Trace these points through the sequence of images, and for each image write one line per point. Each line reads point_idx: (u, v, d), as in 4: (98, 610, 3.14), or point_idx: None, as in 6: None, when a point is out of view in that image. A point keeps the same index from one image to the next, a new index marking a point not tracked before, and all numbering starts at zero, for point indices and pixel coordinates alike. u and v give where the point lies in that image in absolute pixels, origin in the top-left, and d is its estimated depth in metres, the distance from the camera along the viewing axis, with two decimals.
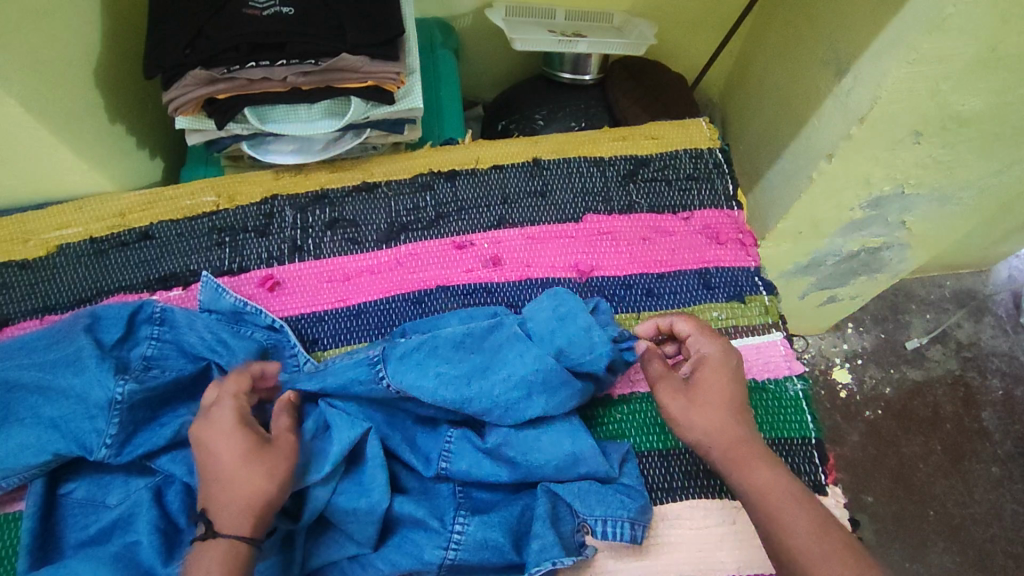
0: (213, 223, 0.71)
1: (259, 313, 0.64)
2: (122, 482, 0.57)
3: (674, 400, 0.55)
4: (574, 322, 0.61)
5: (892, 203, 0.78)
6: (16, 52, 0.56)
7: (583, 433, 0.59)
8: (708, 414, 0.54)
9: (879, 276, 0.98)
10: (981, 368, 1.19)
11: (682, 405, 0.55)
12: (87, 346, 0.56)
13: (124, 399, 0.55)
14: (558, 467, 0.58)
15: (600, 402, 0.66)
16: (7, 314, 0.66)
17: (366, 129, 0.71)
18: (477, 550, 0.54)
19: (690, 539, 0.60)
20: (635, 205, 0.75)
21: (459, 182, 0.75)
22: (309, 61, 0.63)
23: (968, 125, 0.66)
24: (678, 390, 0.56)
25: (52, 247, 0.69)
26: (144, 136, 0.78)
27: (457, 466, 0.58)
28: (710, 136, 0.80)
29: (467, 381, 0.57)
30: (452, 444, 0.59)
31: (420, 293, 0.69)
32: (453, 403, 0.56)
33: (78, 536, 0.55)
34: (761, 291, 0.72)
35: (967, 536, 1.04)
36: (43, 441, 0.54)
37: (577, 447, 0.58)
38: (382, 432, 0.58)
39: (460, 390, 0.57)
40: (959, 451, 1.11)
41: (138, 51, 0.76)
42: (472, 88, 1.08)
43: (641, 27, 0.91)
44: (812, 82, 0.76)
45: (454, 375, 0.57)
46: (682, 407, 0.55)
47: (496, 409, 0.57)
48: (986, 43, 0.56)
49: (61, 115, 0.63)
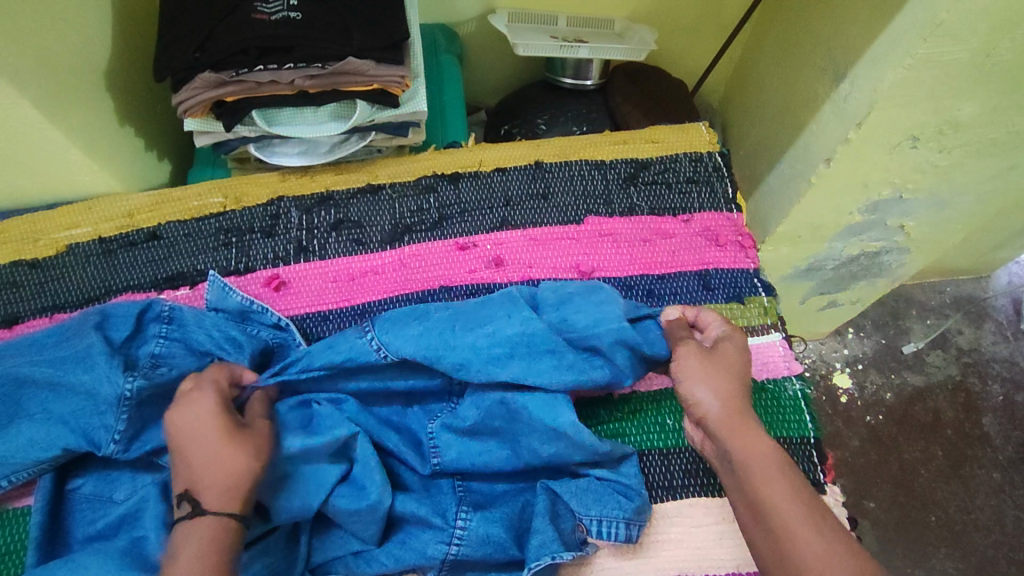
0: (220, 223, 0.72)
1: (266, 311, 0.65)
2: (128, 478, 0.58)
3: (693, 356, 0.57)
4: (573, 295, 0.62)
5: (890, 208, 0.79)
6: (28, 53, 0.58)
7: (564, 404, 0.57)
8: (722, 375, 0.56)
9: (879, 280, 0.99)
10: (981, 374, 1.20)
11: (697, 364, 0.57)
12: (97, 343, 0.57)
13: (133, 395, 0.56)
14: (543, 442, 0.57)
15: (590, 403, 0.66)
16: (17, 313, 0.67)
17: (370, 132, 0.72)
18: (479, 545, 0.55)
19: (689, 537, 0.60)
20: (636, 207, 0.76)
21: (462, 184, 0.76)
22: (316, 65, 0.65)
23: (964, 130, 0.67)
24: (699, 352, 0.57)
25: (61, 246, 0.70)
26: (152, 138, 0.79)
27: (448, 456, 0.58)
28: (709, 140, 0.81)
29: (452, 331, 0.58)
30: (437, 437, 0.59)
31: (424, 293, 0.70)
32: (431, 355, 0.57)
33: (85, 531, 0.56)
34: (760, 292, 0.73)
35: (968, 542, 1.04)
36: (52, 436, 0.55)
37: (552, 415, 0.56)
38: (373, 432, 0.59)
39: (444, 341, 0.58)
40: (960, 457, 1.11)
41: (148, 55, 0.78)
42: (475, 94, 1.09)
43: (642, 33, 0.92)
44: (810, 87, 0.77)
45: (441, 326, 0.59)
46: (698, 365, 0.57)
47: (474, 364, 0.57)
48: (980, 49, 0.57)
49: (72, 117, 0.64)
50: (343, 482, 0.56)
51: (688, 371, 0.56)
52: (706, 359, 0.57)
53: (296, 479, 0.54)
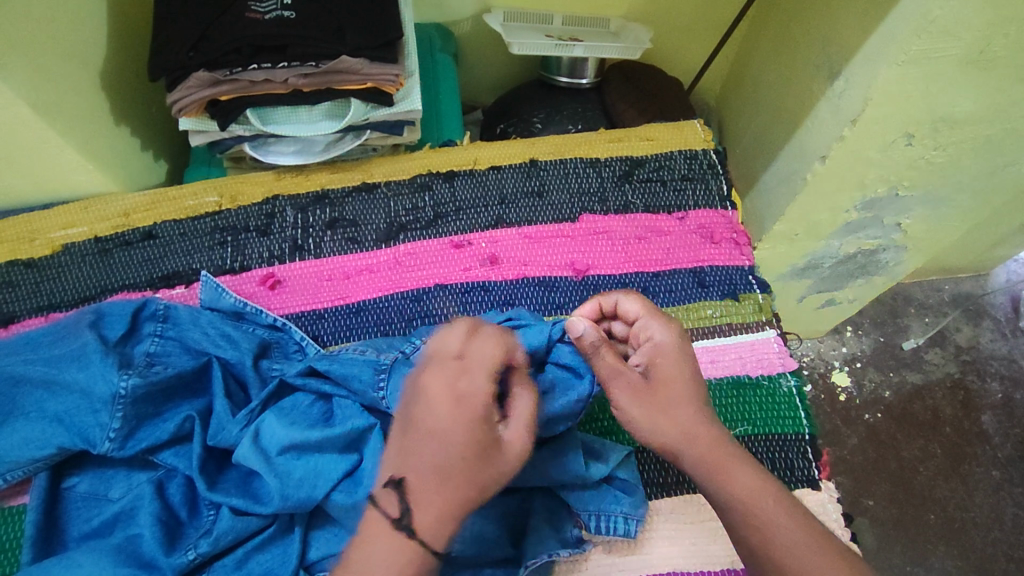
0: (216, 222, 0.72)
1: (261, 312, 0.65)
2: (123, 476, 0.58)
3: (635, 401, 0.53)
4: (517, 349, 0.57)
5: (887, 205, 0.79)
6: (23, 52, 0.58)
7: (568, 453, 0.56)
8: (666, 414, 0.52)
9: (877, 278, 0.99)
10: (980, 371, 1.20)
11: (642, 407, 0.53)
12: (92, 341, 0.57)
13: (128, 394, 0.55)
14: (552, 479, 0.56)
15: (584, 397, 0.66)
16: (14, 312, 0.67)
17: (366, 130, 0.72)
18: (473, 543, 0.54)
19: (683, 534, 0.60)
20: (631, 205, 0.76)
21: (458, 182, 0.76)
22: (309, 64, 0.65)
23: (960, 126, 0.67)
24: (638, 386, 0.53)
25: (57, 246, 0.70)
26: (148, 138, 0.79)
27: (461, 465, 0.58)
28: (704, 138, 0.81)
29: None
30: None
31: (418, 291, 0.70)
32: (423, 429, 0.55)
33: (81, 529, 0.56)
34: (755, 289, 0.73)
35: (968, 539, 1.04)
36: (47, 434, 0.55)
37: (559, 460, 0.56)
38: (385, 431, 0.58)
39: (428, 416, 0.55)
40: (959, 455, 1.11)
41: (143, 54, 0.78)
42: (472, 93, 1.09)
43: (637, 32, 0.92)
44: (804, 85, 0.77)
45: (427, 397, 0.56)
46: (642, 406, 0.53)
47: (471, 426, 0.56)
48: (974, 45, 0.57)
49: (67, 117, 0.64)
50: (345, 478, 0.55)
51: (633, 420, 0.53)
52: (649, 398, 0.53)
53: (308, 469, 0.54)
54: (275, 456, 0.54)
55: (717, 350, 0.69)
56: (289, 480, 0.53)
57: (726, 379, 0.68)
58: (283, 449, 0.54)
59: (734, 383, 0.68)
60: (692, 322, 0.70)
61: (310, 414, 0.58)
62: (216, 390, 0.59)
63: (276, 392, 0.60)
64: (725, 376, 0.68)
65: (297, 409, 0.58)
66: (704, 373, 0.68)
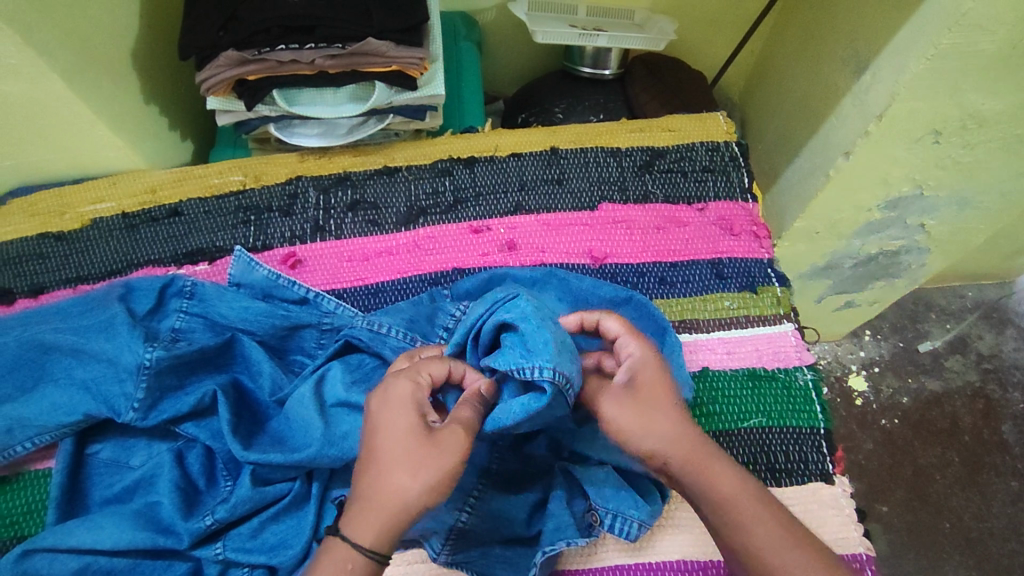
0: (240, 202, 0.74)
1: (291, 285, 0.66)
2: (144, 446, 0.59)
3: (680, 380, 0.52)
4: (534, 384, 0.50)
5: (910, 205, 0.78)
6: (57, 28, 0.59)
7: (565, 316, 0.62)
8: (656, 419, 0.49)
9: (898, 281, 0.97)
10: (1002, 380, 1.17)
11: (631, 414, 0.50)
12: (120, 313, 0.59)
13: (152, 365, 0.57)
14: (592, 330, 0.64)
15: (700, 372, 0.67)
16: (43, 283, 0.69)
17: (388, 115, 0.73)
18: (490, 519, 0.55)
19: (692, 523, 0.60)
20: (651, 195, 0.76)
21: (478, 168, 0.76)
22: (336, 45, 0.66)
23: (988, 125, 0.65)
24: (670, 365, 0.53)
25: (86, 220, 0.72)
26: (176, 118, 0.81)
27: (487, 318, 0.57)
28: (727, 130, 0.81)
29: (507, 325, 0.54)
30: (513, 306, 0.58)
31: (436, 274, 0.71)
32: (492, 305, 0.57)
33: (102, 494, 0.57)
34: (774, 282, 0.72)
35: (983, 550, 1.02)
36: (74, 401, 0.56)
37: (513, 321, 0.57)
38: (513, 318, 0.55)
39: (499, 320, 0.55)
40: (977, 464, 1.09)
41: (173, 36, 0.80)
42: (494, 83, 1.10)
43: (662, 24, 0.92)
44: (829, 79, 0.76)
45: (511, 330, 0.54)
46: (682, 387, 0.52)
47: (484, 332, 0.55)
48: (1007, 41, 0.56)
49: (99, 93, 0.66)
50: None
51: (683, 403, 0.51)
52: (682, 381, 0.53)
53: (354, 425, 0.57)
54: (330, 408, 0.58)
55: (732, 342, 0.69)
56: (335, 433, 0.56)
57: (740, 370, 0.68)
58: (338, 403, 0.58)
59: (748, 374, 0.68)
60: (709, 314, 0.70)
61: (371, 378, 0.61)
62: (256, 361, 0.61)
63: (340, 351, 0.63)
64: (739, 368, 0.68)
65: (360, 368, 0.61)
66: (720, 364, 0.68)
